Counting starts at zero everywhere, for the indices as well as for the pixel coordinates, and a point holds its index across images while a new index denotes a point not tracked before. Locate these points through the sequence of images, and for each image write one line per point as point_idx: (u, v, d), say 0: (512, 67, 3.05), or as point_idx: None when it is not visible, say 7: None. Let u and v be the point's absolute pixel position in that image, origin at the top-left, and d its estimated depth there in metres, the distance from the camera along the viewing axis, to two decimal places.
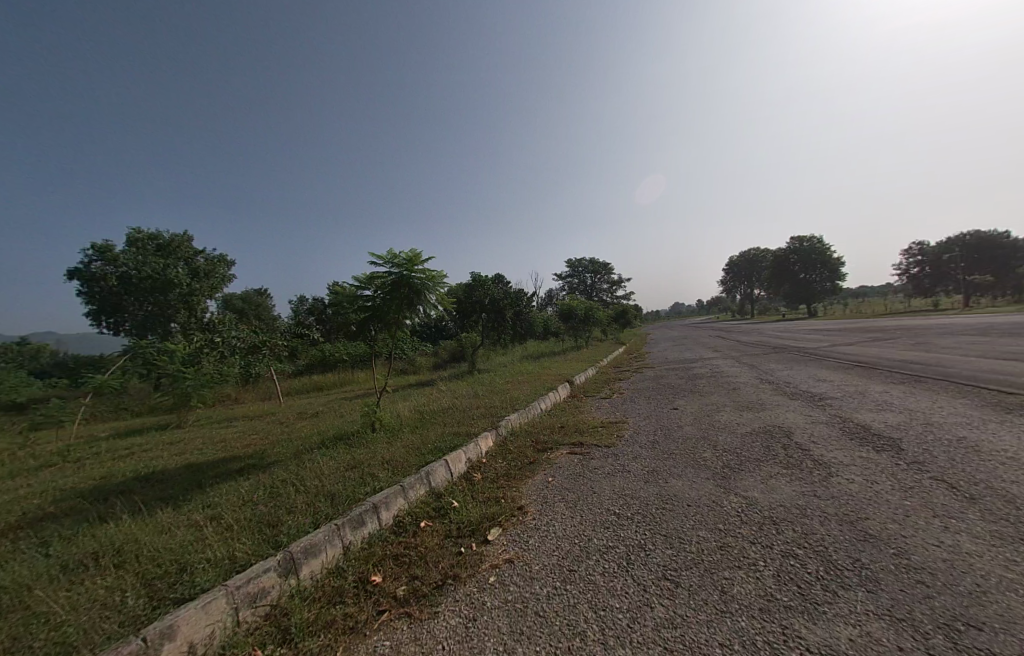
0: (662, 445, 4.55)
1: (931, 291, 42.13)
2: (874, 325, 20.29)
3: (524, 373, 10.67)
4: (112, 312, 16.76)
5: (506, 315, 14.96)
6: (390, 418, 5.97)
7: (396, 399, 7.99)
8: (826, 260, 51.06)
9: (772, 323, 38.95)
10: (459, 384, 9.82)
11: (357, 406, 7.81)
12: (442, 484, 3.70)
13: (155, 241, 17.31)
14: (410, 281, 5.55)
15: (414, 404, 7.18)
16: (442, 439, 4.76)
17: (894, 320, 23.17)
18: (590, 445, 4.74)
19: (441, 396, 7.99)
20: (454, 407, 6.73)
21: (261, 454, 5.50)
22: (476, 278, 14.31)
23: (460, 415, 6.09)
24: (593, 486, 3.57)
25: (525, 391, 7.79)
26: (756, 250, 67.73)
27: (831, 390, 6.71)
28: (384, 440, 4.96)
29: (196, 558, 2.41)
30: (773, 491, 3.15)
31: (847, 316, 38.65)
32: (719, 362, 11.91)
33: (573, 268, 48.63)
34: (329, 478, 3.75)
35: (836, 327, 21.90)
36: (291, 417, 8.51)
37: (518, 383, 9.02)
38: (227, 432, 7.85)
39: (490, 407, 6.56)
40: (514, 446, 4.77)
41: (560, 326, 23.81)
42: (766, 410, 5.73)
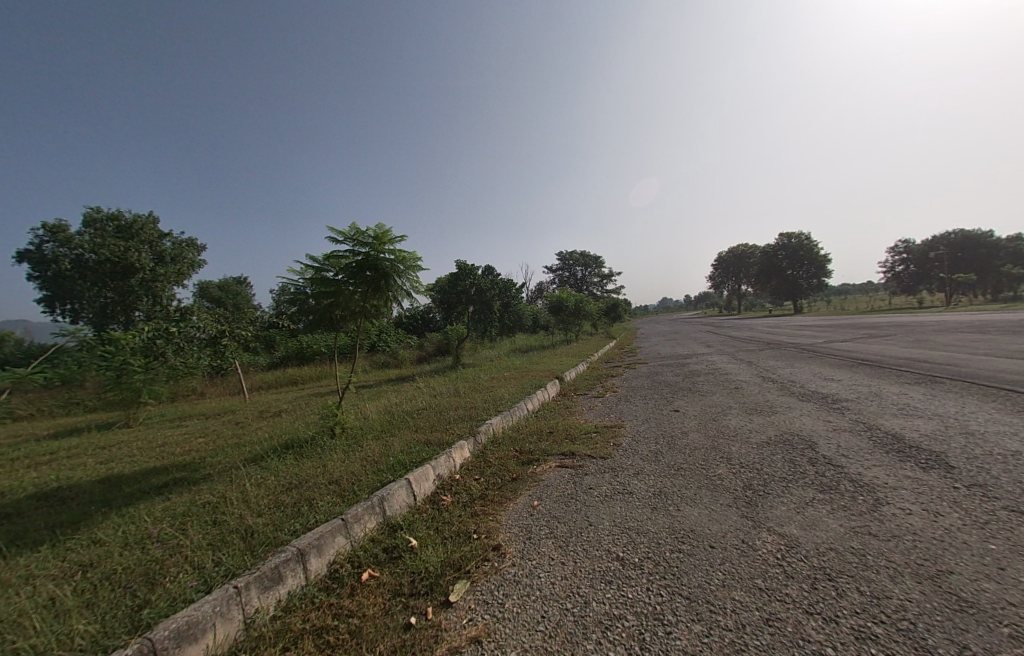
0: (667, 457, 3.88)
1: (915, 288, 42.54)
2: (867, 322, 19.98)
3: (511, 369, 9.94)
4: (67, 298, 15.53)
5: (493, 307, 14.04)
6: (355, 420, 5.22)
7: (368, 398, 7.21)
8: (814, 256, 51.14)
9: (760, 319, 38.90)
10: (440, 381, 9.04)
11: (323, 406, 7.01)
12: (402, 511, 2.98)
13: (116, 222, 16.12)
14: (377, 264, 4.72)
15: (386, 404, 6.42)
16: (408, 448, 4.01)
17: (883, 318, 23.01)
18: (583, 457, 4.04)
19: (418, 394, 7.22)
20: (430, 407, 5.98)
21: (199, 463, 4.71)
22: (461, 266, 13.31)
23: (435, 417, 5.35)
24: (587, 514, 2.88)
25: (509, 389, 7.08)
26: (744, 246, 67.91)
27: (844, 391, 6.11)
28: (341, 450, 4.21)
29: (13, 648, 1.66)
30: (817, 528, 2.47)
31: (834, 314, 38.78)
32: (715, 358, 11.36)
33: (562, 261, 47.99)
34: (257, 505, 2.99)
35: (828, 323, 21.59)
36: (252, 416, 7.68)
37: (504, 379, 8.27)
38: (176, 433, 7.00)
39: (470, 407, 5.82)
40: (494, 458, 4.04)
41: (549, 319, 23.13)
42: (779, 414, 5.10)
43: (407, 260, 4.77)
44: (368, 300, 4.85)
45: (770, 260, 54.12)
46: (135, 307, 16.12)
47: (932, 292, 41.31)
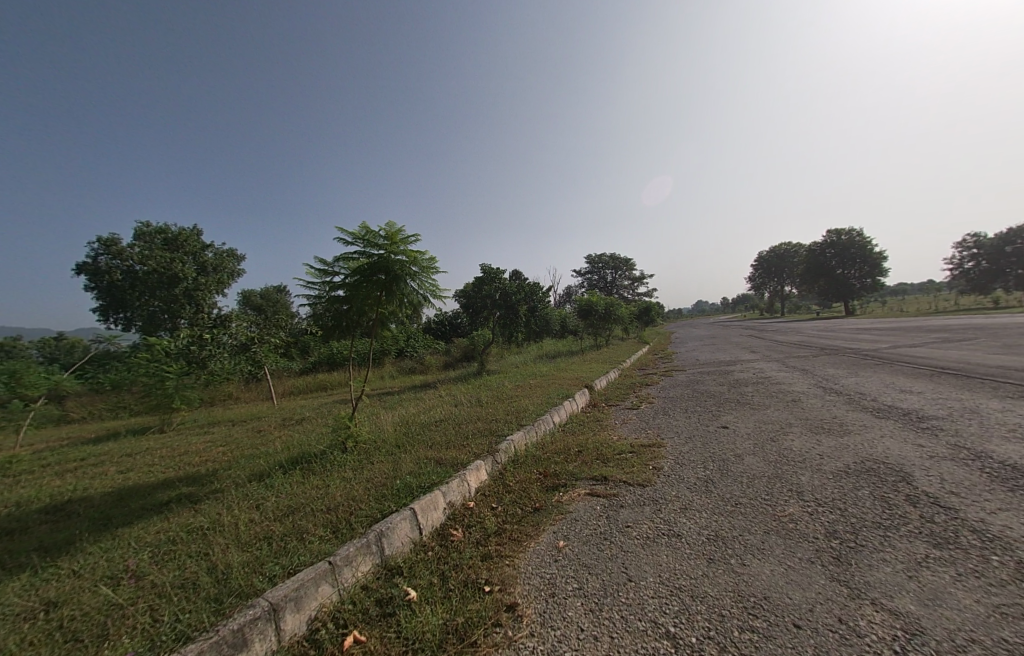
0: (721, 487, 3.25)
1: (987, 288, 38.64)
2: (933, 324, 18.08)
3: (537, 376, 9.41)
4: (119, 307, 16.36)
5: (519, 311, 13.59)
6: (369, 434, 4.89)
7: (388, 408, 6.89)
8: (867, 254, 47.48)
9: (806, 323, 36.42)
10: (463, 388, 8.67)
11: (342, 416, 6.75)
12: (404, 548, 2.54)
13: (163, 234, 16.89)
14: (390, 266, 4.33)
15: (404, 415, 6.07)
16: (419, 469, 3.60)
17: (951, 319, 20.86)
18: (618, 484, 3.48)
19: (439, 404, 6.85)
20: (450, 419, 5.58)
21: (208, 476, 4.49)
22: (487, 271, 12.97)
23: (453, 430, 4.93)
24: (626, 564, 2.34)
25: (535, 399, 6.58)
26: (787, 246, 64.33)
27: (927, 406, 5.22)
28: (349, 468, 3.86)
29: None
30: (942, 605, 1.84)
31: (892, 316, 35.76)
32: (762, 365, 10.40)
33: (593, 265, 47.02)
34: (245, 535, 2.64)
35: (886, 326, 19.76)
36: (275, 424, 7.55)
37: (530, 388, 7.76)
38: (199, 441, 6.91)
39: (491, 419, 5.36)
40: (515, 482, 3.55)
41: (579, 324, 22.43)
42: (852, 434, 4.34)
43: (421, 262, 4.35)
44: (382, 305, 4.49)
45: (817, 259, 50.77)
46: (179, 314, 16.74)
47: (1007, 292, 37.38)
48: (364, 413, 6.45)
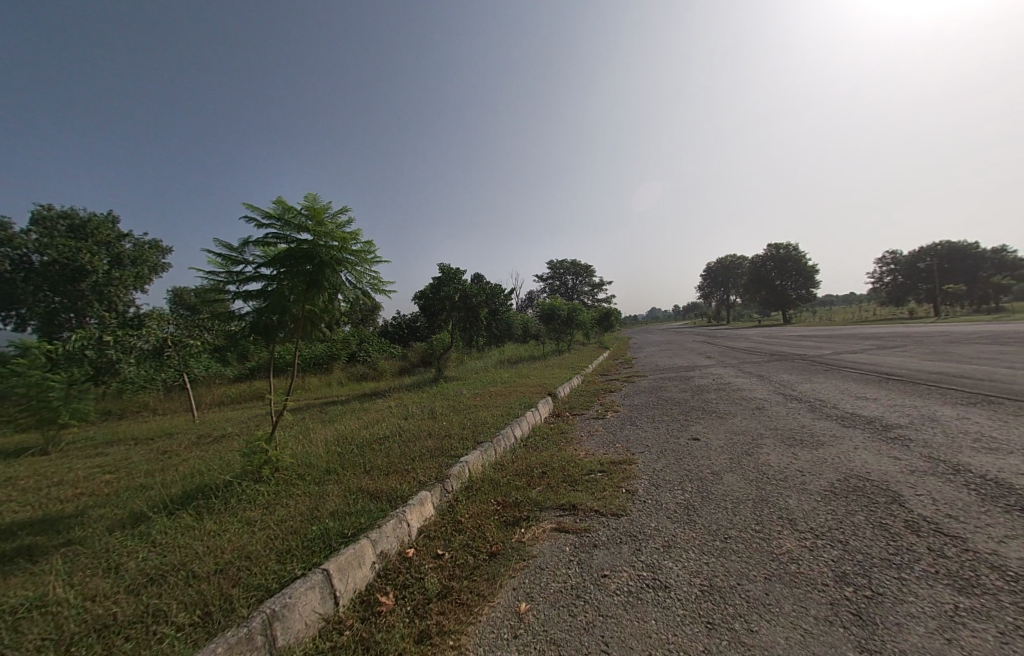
0: (705, 515, 2.82)
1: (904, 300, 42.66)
2: (866, 332, 19.36)
3: (497, 384, 8.80)
4: (8, 303, 13.99)
5: (479, 314, 12.85)
6: (293, 457, 4.08)
7: (325, 423, 6.02)
8: (803, 267, 51.05)
9: (751, 330, 38.49)
10: (415, 397, 7.90)
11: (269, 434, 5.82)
12: (309, 632, 1.87)
13: (68, 221, 14.72)
14: (312, 250, 3.60)
15: (342, 430, 5.26)
16: (348, 504, 2.89)
17: (879, 328, 22.48)
18: (588, 514, 2.97)
19: (386, 416, 6.07)
20: (395, 434, 4.86)
21: (74, 519, 3.50)
22: (445, 271, 12.18)
23: (397, 449, 4.23)
24: (607, 638, 1.79)
25: (494, 409, 5.99)
26: (732, 257, 68.26)
27: (889, 413, 5.16)
28: (260, 506, 3.08)
29: None
30: None
31: (826, 325, 38.53)
32: (721, 370, 10.42)
33: (553, 270, 47.23)
34: (74, 624, 1.84)
35: (825, 333, 20.96)
36: (187, 442, 6.41)
37: (488, 397, 7.13)
38: (85, 466, 5.67)
39: (443, 435, 4.70)
40: (467, 518, 2.93)
41: (540, 329, 22.10)
42: (826, 446, 4.11)
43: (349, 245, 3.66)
44: (305, 300, 3.74)
45: (759, 270, 53.99)
46: (85, 313, 14.53)
47: (920, 304, 41.48)
48: (295, 430, 5.56)
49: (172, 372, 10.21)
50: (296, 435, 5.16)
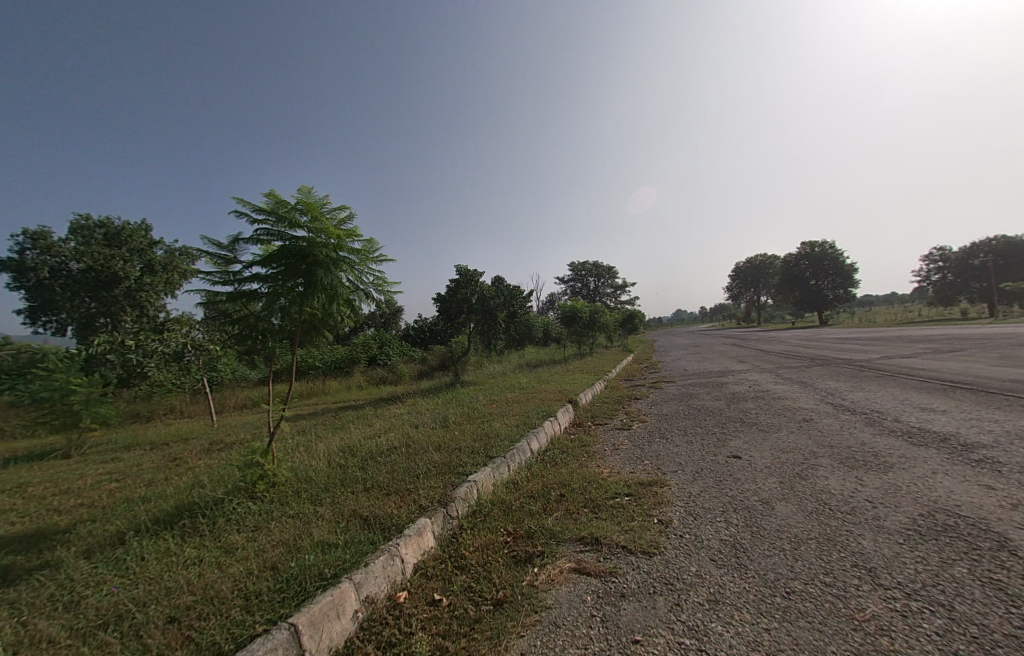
0: (757, 559, 2.33)
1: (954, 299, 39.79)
2: (915, 334, 17.94)
3: (514, 390, 8.39)
4: (49, 309, 14.59)
5: (498, 317, 12.44)
6: (291, 471, 3.79)
7: (333, 432, 5.76)
8: (840, 266, 48.47)
9: (784, 332, 36.67)
10: (430, 403, 7.60)
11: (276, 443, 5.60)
12: None
13: (104, 229, 15.27)
14: (307, 248, 3.33)
15: (348, 440, 4.97)
16: (337, 533, 2.55)
17: (929, 330, 20.83)
18: (614, 552, 2.51)
19: (396, 425, 5.76)
20: (401, 446, 4.51)
21: (61, 535, 3.31)
22: (463, 273, 11.89)
23: (402, 464, 3.88)
24: None
25: (510, 418, 5.59)
26: (762, 257, 65.69)
27: (965, 430, 4.46)
28: (244, 533, 2.77)
29: None
30: None
31: (867, 327, 36.33)
32: (757, 376, 9.68)
33: (575, 272, 46.56)
34: None
35: (868, 336, 19.60)
36: (197, 449, 6.28)
37: (504, 404, 6.74)
38: (96, 473, 5.59)
39: (453, 447, 4.33)
40: (471, 552, 2.53)
41: (561, 332, 21.57)
42: (896, 470, 3.50)
43: (347, 241, 3.38)
44: (301, 302, 3.47)
45: (793, 269, 51.64)
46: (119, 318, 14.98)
47: (973, 304, 38.59)
48: (302, 440, 5.32)
49: (197, 377, 10.31)
50: (301, 445, 4.89)
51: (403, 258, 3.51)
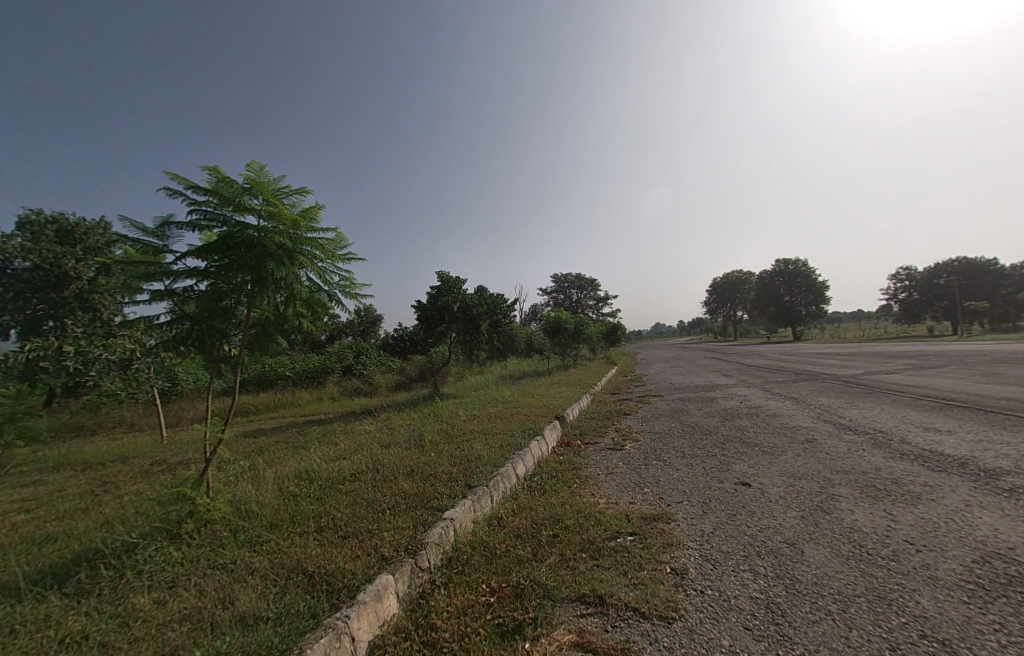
0: (805, 631, 1.86)
1: (920, 317, 41.30)
2: (891, 350, 18.19)
3: (497, 404, 7.85)
4: None
5: (480, 327, 11.91)
6: (231, 506, 3.17)
7: (291, 453, 5.10)
8: (813, 283, 49.93)
9: (762, 346, 37.21)
10: (405, 418, 6.98)
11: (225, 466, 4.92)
12: None
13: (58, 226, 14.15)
14: (257, 235, 2.73)
15: (306, 463, 4.35)
16: (272, 599, 1.97)
17: (904, 346, 21.21)
18: (625, 618, 2.01)
19: (365, 444, 5.15)
20: (368, 472, 3.92)
21: None
22: (444, 280, 11.35)
23: (366, 496, 3.31)
24: None
25: (493, 437, 5.06)
26: (739, 273, 67.31)
27: (981, 454, 4.17)
28: (153, 597, 2.16)
29: None
30: None
31: (840, 342, 37.24)
32: (746, 391, 9.42)
33: (557, 284, 46.52)
34: None
35: (846, 351, 19.84)
36: (134, 471, 5.49)
37: (487, 421, 6.21)
38: (7, 500, 4.77)
39: (427, 473, 3.77)
40: (445, 620, 1.99)
41: (545, 343, 21.16)
42: (925, 502, 3.14)
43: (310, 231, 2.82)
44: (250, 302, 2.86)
45: (769, 285, 52.94)
46: None
47: (938, 321, 40.12)
48: (255, 463, 4.66)
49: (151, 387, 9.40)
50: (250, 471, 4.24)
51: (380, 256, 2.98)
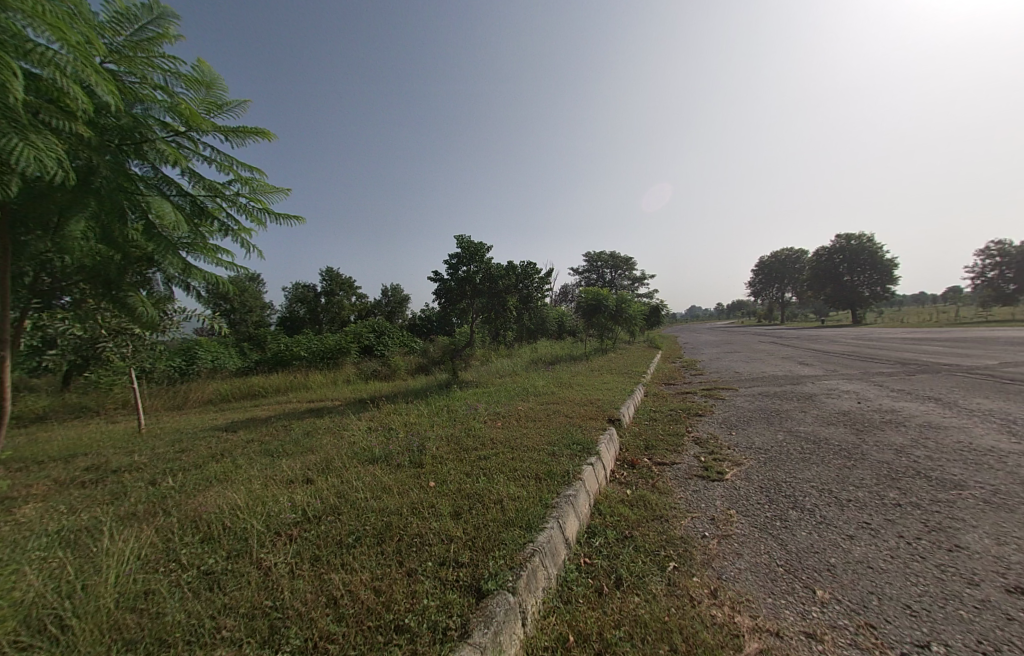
0: None
1: (1012, 298, 35.96)
2: (1002, 336, 15.01)
3: (528, 397, 6.15)
4: None
5: (508, 302, 10.17)
6: (19, 634, 1.64)
7: (241, 472, 3.63)
8: (880, 261, 44.66)
9: (816, 330, 33.50)
10: (411, 414, 5.45)
11: (148, 491, 3.49)
12: None
13: None
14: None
15: (240, 498, 2.82)
16: None
17: (1010, 332, 17.61)
18: None
19: (340, 461, 3.58)
20: (318, 525, 2.36)
21: None
22: (467, 246, 9.63)
23: (284, 605, 1.73)
24: None
25: (523, 455, 3.38)
26: (789, 252, 62.02)
27: None
28: None
29: None
30: None
31: (910, 327, 32.99)
32: (850, 386, 7.31)
33: (590, 263, 44.08)
34: None
35: (937, 337, 16.74)
36: (59, 479, 4.23)
37: (514, 424, 4.51)
38: None
39: (410, 536, 2.17)
40: None
41: (579, 325, 19.29)
42: None
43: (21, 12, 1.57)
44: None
45: (827, 263, 48.05)
46: None
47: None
48: (179, 497, 3.19)
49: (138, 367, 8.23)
50: (150, 521, 2.75)
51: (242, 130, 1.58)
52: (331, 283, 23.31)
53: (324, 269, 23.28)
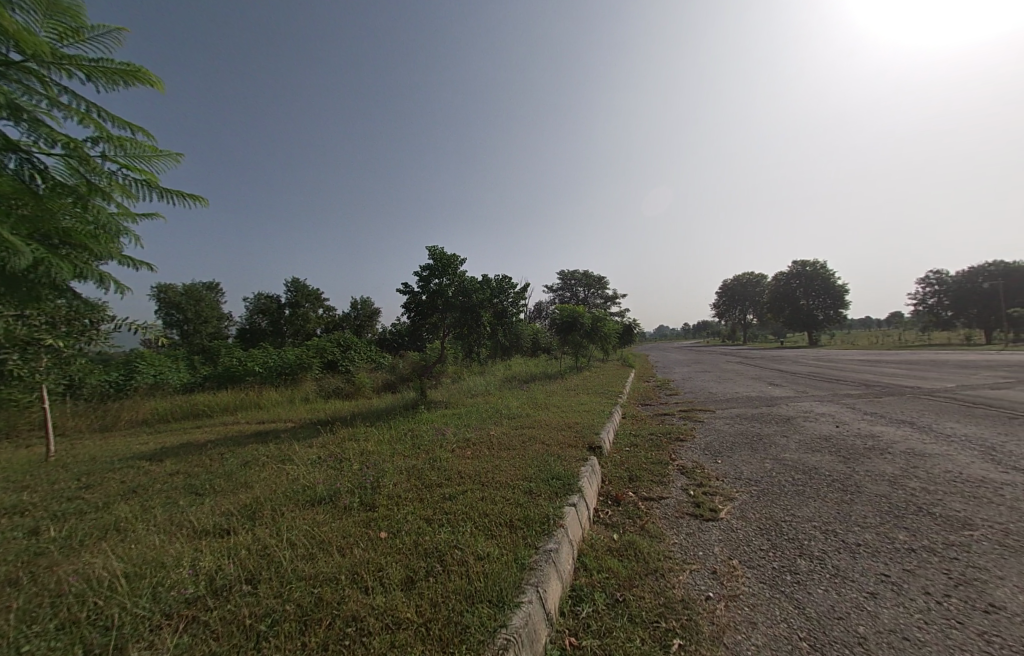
0: None
1: (950, 324, 38.63)
2: (949, 359, 15.76)
3: (501, 421, 5.66)
4: None
5: (481, 317, 9.72)
6: None
7: (149, 518, 2.96)
8: (833, 286, 47.29)
9: (777, 350, 34.68)
10: (369, 440, 4.85)
11: (21, 546, 2.76)
12: None
13: None
14: None
15: (131, 560, 2.20)
16: None
17: (954, 356, 18.54)
18: None
19: (275, 504, 2.97)
20: (224, 602, 1.80)
21: None
22: (440, 258, 9.19)
23: None
24: None
25: (496, 494, 2.91)
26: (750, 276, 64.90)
27: None
28: None
29: None
30: None
31: (862, 349, 34.72)
32: (825, 408, 7.25)
33: (563, 281, 44.42)
34: None
35: (892, 359, 17.39)
36: None
37: (486, 454, 4.01)
38: None
39: (345, 621, 1.65)
40: None
41: (553, 342, 19.04)
42: None
43: None
44: None
45: (786, 287, 50.43)
46: None
47: (969, 329, 37.40)
48: (57, 556, 2.51)
49: (56, 382, 7.20)
50: (4, 592, 2.08)
51: (138, 73, 1.47)
52: (295, 294, 22.22)
53: (288, 279, 22.13)
